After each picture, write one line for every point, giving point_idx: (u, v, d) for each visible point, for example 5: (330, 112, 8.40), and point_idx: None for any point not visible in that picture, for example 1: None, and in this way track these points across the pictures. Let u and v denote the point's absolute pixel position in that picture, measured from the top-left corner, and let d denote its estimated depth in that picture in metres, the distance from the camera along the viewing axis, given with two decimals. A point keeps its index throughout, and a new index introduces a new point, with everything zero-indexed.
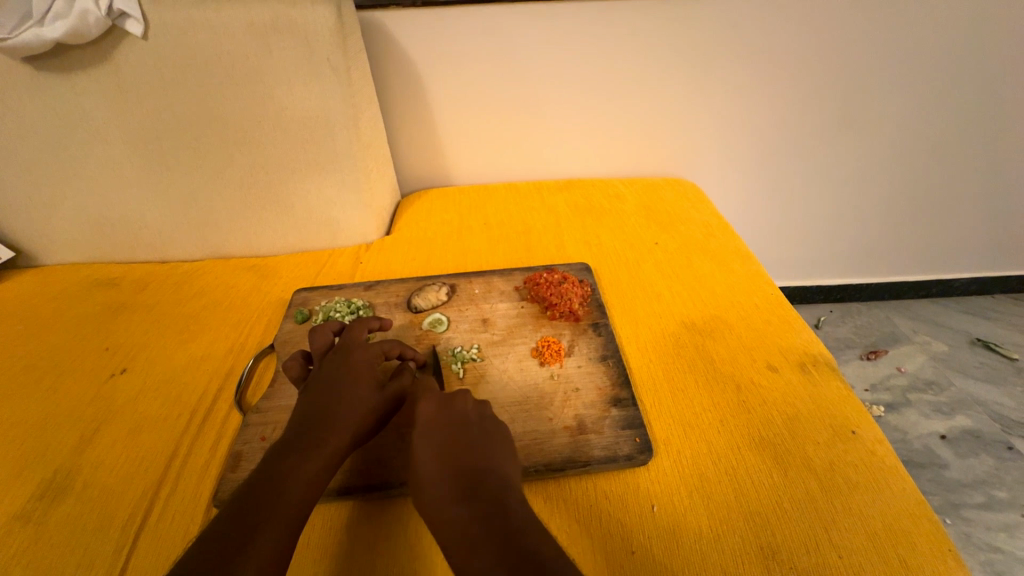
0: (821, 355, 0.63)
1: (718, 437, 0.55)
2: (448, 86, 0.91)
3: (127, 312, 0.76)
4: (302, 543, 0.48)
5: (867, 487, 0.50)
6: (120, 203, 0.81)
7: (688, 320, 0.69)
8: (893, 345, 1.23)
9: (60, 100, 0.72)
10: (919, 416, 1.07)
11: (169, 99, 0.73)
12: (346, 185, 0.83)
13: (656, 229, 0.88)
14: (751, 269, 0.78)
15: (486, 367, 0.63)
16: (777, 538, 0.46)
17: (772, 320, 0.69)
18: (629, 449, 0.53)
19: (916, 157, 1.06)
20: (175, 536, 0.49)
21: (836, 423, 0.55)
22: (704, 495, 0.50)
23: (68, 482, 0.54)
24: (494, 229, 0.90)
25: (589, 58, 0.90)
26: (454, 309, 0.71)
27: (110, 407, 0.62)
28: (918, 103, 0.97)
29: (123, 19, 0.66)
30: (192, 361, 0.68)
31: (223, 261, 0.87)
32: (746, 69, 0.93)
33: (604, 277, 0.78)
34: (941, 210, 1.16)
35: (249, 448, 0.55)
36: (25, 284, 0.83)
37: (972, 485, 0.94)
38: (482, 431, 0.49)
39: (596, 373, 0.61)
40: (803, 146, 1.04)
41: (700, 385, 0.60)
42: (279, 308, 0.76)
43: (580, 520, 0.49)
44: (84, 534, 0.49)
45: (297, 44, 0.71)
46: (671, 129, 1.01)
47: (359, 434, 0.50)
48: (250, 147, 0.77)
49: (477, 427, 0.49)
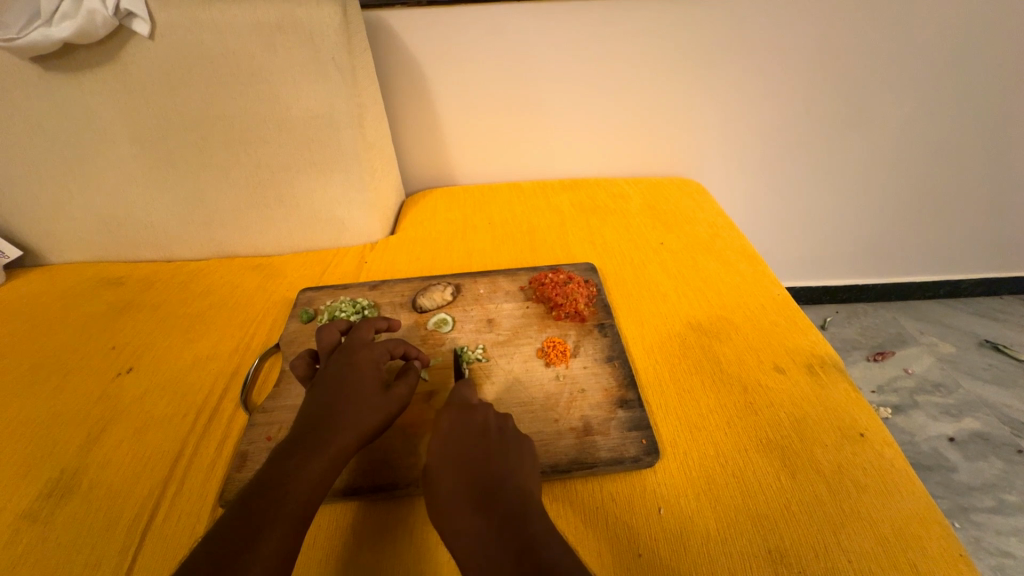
0: (829, 356, 0.63)
1: (725, 439, 0.54)
2: (452, 85, 0.91)
3: (132, 312, 0.77)
4: (308, 544, 0.47)
5: (876, 490, 0.49)
6: (126, 202, 0.81)
7: (694, 321, 0.69)
8: (900, 346, 1.23)
9: (68, 101, 0.72)
10: (927, 418, 1.06)
11: (174, 99, 0.73)
12: (352, 184, 0.83)
13: (662, 229, 0.88)
14: (758, 269, 0.78)
15: (492, 367, 0.63)
16: (786, 542, 0.46)
17: (779, 321, 0.68)
18: (635, 451, 0.53)
19: (922, 157, 1.05)
20: (180, 535, 0.49)
21: (844, 425, 0.55)
22: (712, 498, 0.49)
23: (74, 481, 0.54)
24: (499, 228, 0.90)
25: (592, 58, 0.89)
26: (459, 309, 0.71)
27: (116, 406, 0.62)
28: (924, 103, 0.96)
29: (129, 18, 0.66)
30: (198, 360, 0.68)
31: (228, 260, 0.88)
32: (751, 68, 0.92)
33: (609, 277, 0.78)
34: (949, 210, 1.15)
35: (254, 448, 0.55)
36: (33, 284, 0.84)
37: (982, 489, 0.93)
38: (501, 439, 0.49)
39: (602, 374, 0.61)
40: (807, 146, 1.03)
41: (706, 386, 0.60)
42: (284, 308, 0.76)
43: (587, 522, 0.49)
44: (91, 534, 0.49)
45: (302, 44, 0.71)
46: (674, 130, 1.01)
47: (365, 435, 0.50)
48: (256, 148, 0.78)
49: (496, 436, 0.49)
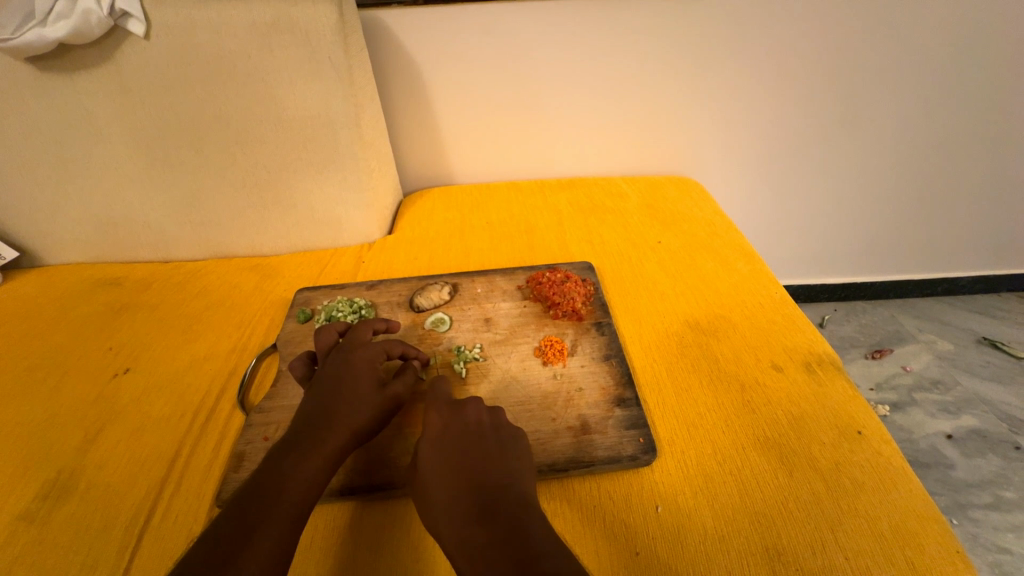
0: (827, 354, 0.63)
1: (723, 437, 0.54)
2: (449, 85, 0.91)
3: (129, 312, 0.76)
4: (305, 544, 0.47)
5: (874, 488, 0.49)
6: (123, 203, 0.81)
7: (692, 320, 0.69)
8: (898, 344, 1.23)
9: (63, 100, 0.72)
10: (925, 416, 1.06)
11: (170, 99, 0.73)
12: (349, 184, 0.82)
13: (659, 228, 0.88)
14: (757, 267, 0.78)
15: (489, 366, 0.63)
16: (783, 539, 0.46)
17: (777, 319, 0.68)
18: (633, 449, 0.53)
19: (919, 155, 1.05)
20: (178, 535, 0.49)
21: (842, 423, 0.55)
22: (709, 496, 0.49)
23: (71, 482, 0.54)
24: (496, 228, 0.90)
25: (588, 56, 0.89)
26: (456, 309, 0.71)
27: (113, 407, 0.62)
28: (920, 101, 0.97)
29: (125, 19, 0.66)
30: (196, 360, 0.68)
31: (225, 260, 0.87)
32: (747, 66, 0.92)
33: (606, 276, 0.78)
34: (946, 208, 1.15)
35: (252, 448, 0.55)
36: (29, 284, 0.84)
37: (980, 485, 0.93)
38: (497, 439, 0.49)
39: (599, 373, 0.61)
40: (804, 144, 1.03)
41: (704, 385, 0.60)
42: (281, 308, 0.76)
43: (585, 520, 0.49)
44: (88, 535, 0.49)
45: (298, 44, 0.71)
46: (672, 128, 1.01)
47: (360, 434, 0.50)
48: (252, 148, 0.77)
49: (492, 436, 0.49)
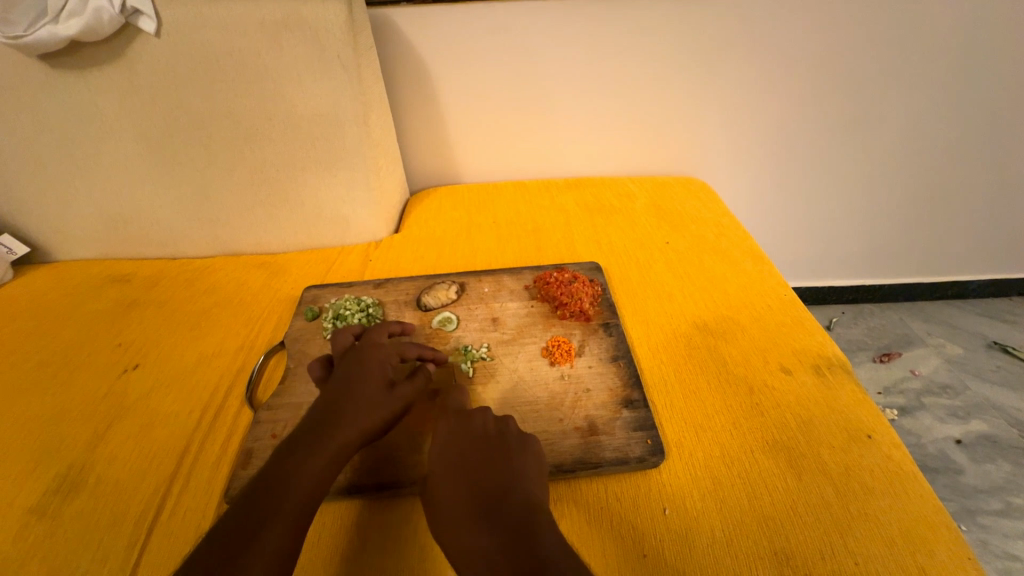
0: (836, 357, 0.62)
1: (731, 440, 0.54)
2: (455, 84, 0.91)
3: (139, 309, 0.77)
4: (313, 542, 0.47)
5: (883, 491, 0.49)
6: (132, 199, 0.82)
7: (700, 321, 0.69)
8: (907, 348, 1.22)
9: (74, 98, 0.72)
10: (934, 420, 1.05)
11: (179, 96, 0.73)
12: (357, 182, 0.83)
13: (667, 229, 0.87)
14: (763, 268, 0.77)
15: (497, 366, 0.62)
16: (791, 544, 0.45)
17: (786, 322, 0.68)
18: (640, 451, 0.52)
19: (929, 157, 1.04)
20: (186, 531, 0.49)
21: (851, 426, 0.54)
22: (717, 499, 0.49)
23: (81, 477, 0.54)
24: (503, 228, 0.90)
25: (596, 56, 0.89)
26: (463, 308, 0.71)
27: (123, 403, 0.62)
28: (931, 103, 0.96)
29: (136, 16, 0.66)
30: (203, 358, 0.68)
31: (233, 257, 0.88)
32: (755, 67, 0.91)
33: (614, 276, 0.78)
34: (957, 210, 1.14)
35: (260, 445, 0.55)
36: (38, 281, 0.84)
37: (989, 491, 0.93)
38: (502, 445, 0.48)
39: (607, 374, 0.61)
40: (812, 145, 1.02)
41: (712, 387, 0.59)
42: (289, 306, 0.76)
43: (592, 521, 0.48)
44: (97, 530, 0.50)
45: (307, 42, 0.71)
46: (679, 129, 1.00)
47: (367, 433, 0.49)
48: (260, 146, 0.78)
49: (496, 439, 0.49)
